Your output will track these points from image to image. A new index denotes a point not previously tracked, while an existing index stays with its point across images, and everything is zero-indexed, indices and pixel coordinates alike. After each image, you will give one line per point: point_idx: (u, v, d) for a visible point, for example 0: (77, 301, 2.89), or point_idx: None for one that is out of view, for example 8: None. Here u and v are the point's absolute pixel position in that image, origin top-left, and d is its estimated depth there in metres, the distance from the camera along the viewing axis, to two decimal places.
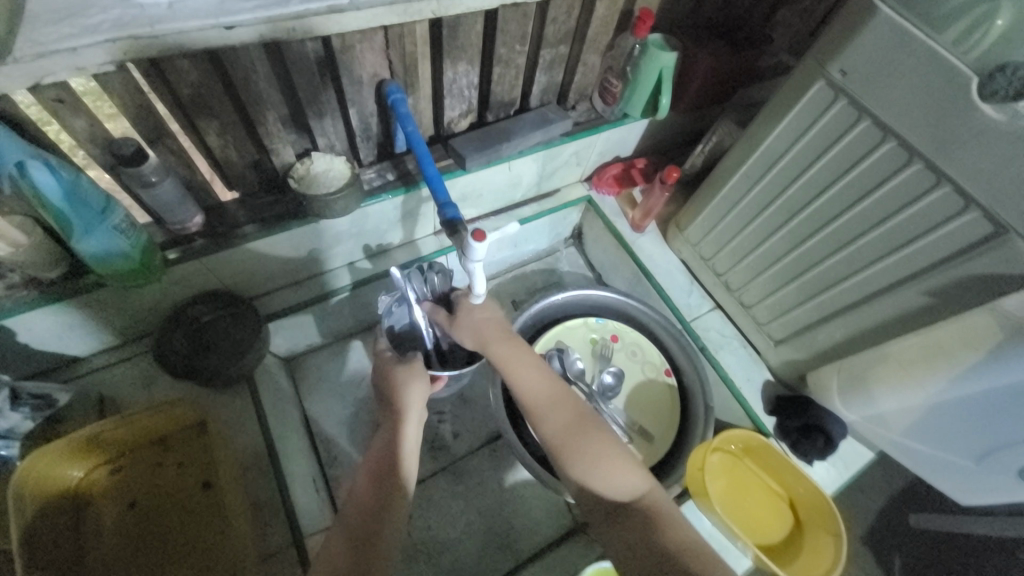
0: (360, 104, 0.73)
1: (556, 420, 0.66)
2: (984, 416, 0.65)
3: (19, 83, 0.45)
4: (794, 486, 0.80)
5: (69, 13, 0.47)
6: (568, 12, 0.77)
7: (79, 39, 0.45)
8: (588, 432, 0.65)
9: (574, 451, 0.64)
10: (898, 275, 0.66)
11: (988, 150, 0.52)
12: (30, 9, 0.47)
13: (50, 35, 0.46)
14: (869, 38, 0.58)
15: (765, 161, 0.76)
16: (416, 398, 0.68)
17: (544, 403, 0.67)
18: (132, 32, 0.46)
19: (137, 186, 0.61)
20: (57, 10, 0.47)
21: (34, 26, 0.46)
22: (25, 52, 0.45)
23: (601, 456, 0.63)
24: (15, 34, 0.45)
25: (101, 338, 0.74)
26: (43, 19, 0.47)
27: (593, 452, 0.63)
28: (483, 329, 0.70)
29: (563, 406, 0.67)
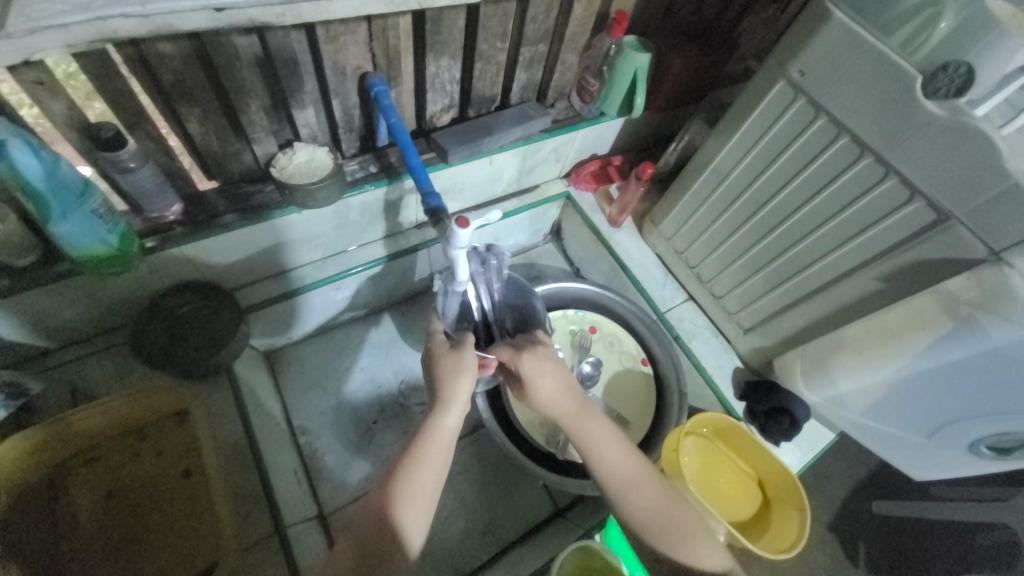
0: (342, 95, 0.74)
1: (639, 494, 0.62)
2: (932, 393, 0.70)
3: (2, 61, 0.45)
4: (763, 467, 0.84)
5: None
6: (547, 12, 0.80)
7: (69, 16, 0.45)
8: (675, 512, 0.62)
9: (663, 535, 0.61)
10: (853, 262, 0.71)
11: (930, 144, 0.57)
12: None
13: (42, 10, 0.45)
14: (825, 41, 0.62)
15: (733, 157, 0.80)
16: (458, 384, 0.62)
17: (629, 480, 0.63)
18: (124, 11, 0.46)
19: (116, 171, 0.60)
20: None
21: (24, 3, 0.45)
22: (18, 27, 0.44)
23: (687, 538, 0.61)
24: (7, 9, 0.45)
25: (73, 330, 0.72)
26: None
27: (684, 533, 0.61)
28: (561, 396, 0.66)
29: (649, 487, 0.63)
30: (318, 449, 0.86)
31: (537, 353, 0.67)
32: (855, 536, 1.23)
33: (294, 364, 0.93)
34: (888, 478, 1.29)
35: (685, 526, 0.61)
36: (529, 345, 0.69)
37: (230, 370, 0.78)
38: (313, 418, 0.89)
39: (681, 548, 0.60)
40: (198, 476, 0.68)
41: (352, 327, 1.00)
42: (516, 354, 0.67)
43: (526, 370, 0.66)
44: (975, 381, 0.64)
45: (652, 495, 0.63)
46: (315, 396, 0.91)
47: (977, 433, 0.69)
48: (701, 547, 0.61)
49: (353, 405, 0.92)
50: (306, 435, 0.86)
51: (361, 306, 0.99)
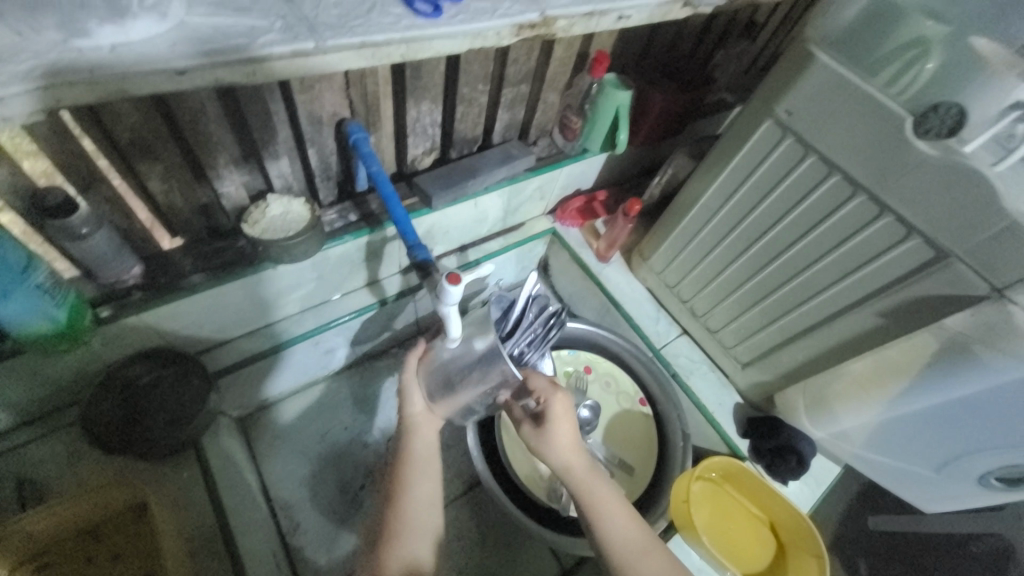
0: (319, 143, 0.70)
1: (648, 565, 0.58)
2: (939, 428, 0.69)
3: None
4: (775, 510, 0.81)
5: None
6: (528, 54, 0.79)
7: (6, 87, 0.38)
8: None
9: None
10: (852, 298, 0.70)
11: (924, 183, 0.57)
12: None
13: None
14: (811, 82, 0.63)
15: (723, 194, 0.79)
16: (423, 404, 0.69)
17: (635, 546, 0.59)
18: (69, 78, 0.40)
19: (65, 239, 0.54)
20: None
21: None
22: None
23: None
24: None
25: (16, 412, 0.64)
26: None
27: None
28: (576, 448, 0.64)
29: (657, 554, 0.59)
30: (299, 524, 0.78)
31: (566, 398, 0.65)
32: (855, 556, 1.19)
33: (269, 428, 0.85)
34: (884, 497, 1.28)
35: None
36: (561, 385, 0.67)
37: (199, 444, 0.71)
38: (292, 487, 0.81)
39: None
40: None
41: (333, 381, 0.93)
42: (552, 390, 0.64)
43: (555, 411, 0.63)
44: (985, 417, 0.63)
45: (659, 561, 0.58)
46: (294, 461, 0.83)
47: (986, 466, 0.67)
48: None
49: (336, 468, 0.85)
50: (285, 508, 0.78)
51: (343, 358, 0.93)
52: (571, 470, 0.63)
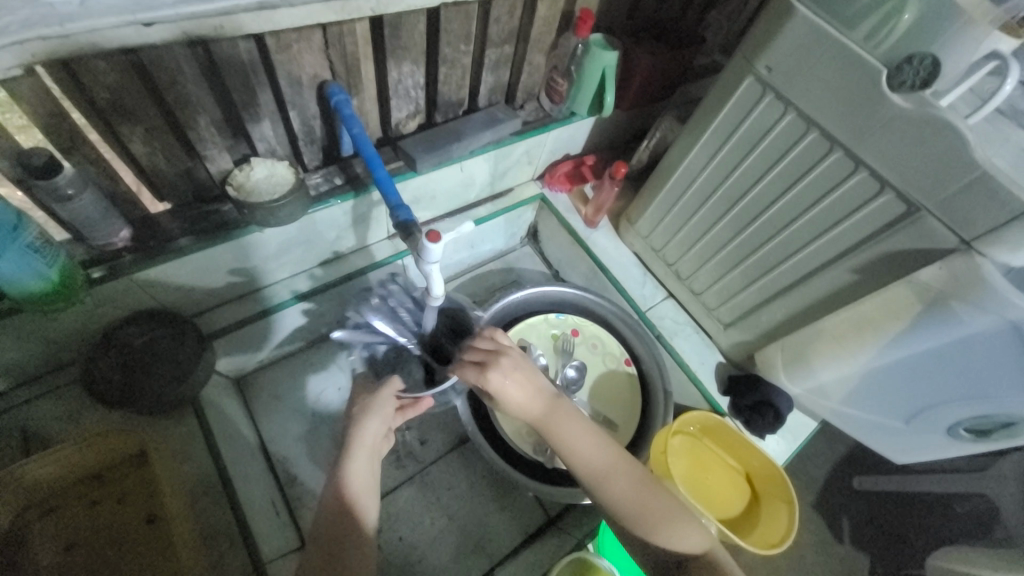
0: (300, 106, 0.70)
1: (623, 487, 0.62)
2: (907, 379, 0.71)
3: None
4: (749, 460, 0.85)
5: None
6: (510, 12, 0.78)
7: None
8: (655, 494, 0.63)
9: (644, 516, 0.61)
10: (829, 255, 0.71)
11: (898, 136, 0.58)
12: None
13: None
14: (791, 36, 0.62)
15: (706, 154, 0.79)
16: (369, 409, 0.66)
17: (607, 469, 0.63)
18: (40, 32, 0.40)
19: (52, 201, 0.56)
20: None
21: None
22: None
23: (665, 518, 0.62)
24: None
25: (17, 370, 0.66)
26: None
27: (667, 517, 0.62)
28: (531, 399, 0.63)
29: (627, 473, 0.63)
30: (296, 477, 0.82)
31: (502, 365, 0.62)
32: (838, 514, 1.25)
33: (265, 388, 0.89)
34: (867, 458, 1.32)
35: (661, 508, 0.62)
36: (490, 355, 0.63)
37: (196, 401, 0.74)
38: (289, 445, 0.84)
39: (656, 531, 0.61)
40: (165, 523, 0.63)
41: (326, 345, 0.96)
42: (483, 375, 0.61)
43: (496, 388, 0.61)
44: (950, 368, 0.65)
45: (631, 479, 0.63)
46: (292, 419, 0.87)
47: (954, 417, 0.70)
48: (681, 526, 0.62)
49: (331, 427, 0.88)
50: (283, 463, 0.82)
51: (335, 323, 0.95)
52: (533, 420, 0.64)
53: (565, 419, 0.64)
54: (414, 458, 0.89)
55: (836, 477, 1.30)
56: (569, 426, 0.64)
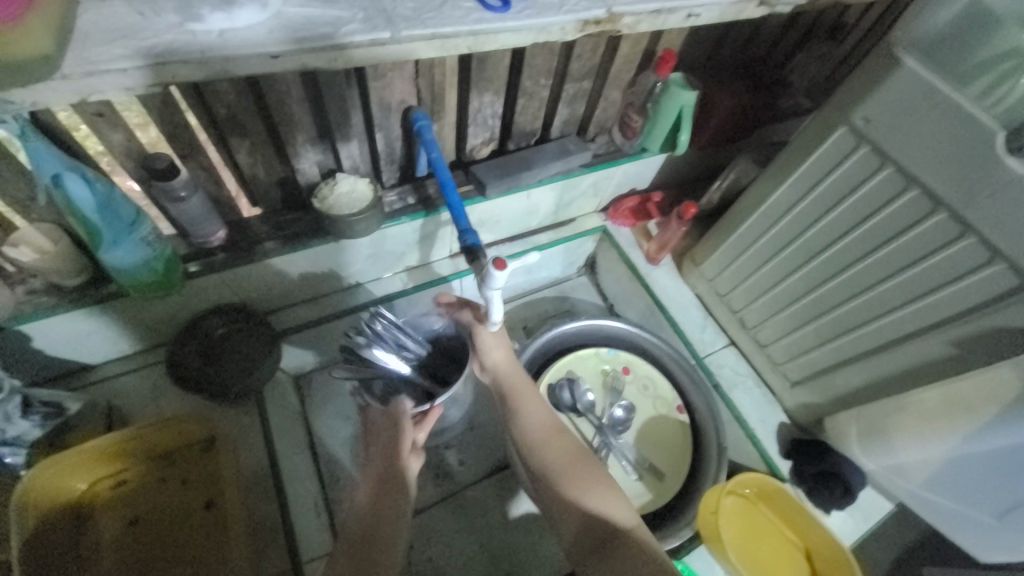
0: (386, 128, 0.74)
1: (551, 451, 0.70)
2: (1010, 474, 0.62)
3: (62, 102, 0.45)
4: (810, 536, 0.77)
5: (121, 34, 0.46)
6: (593, 49, 0.79)
7: (131, 61, 0.45)
8: (583, 464, 0.70)
9: (565, 477, 0.68)
10: (923, 322, 0.65)
11: (1015, 203, 0.52)
12: (82, 26, 0.46)
13: (101, 55, 0.45)
14: (895, 87, 0.58)
15: (786, 202, 0.76)
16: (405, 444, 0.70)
17: (543, 433, 0.72)
18: (182, 56, 0.46)
19: (166, 200, 0.62)
20: (112, 31, 0.46)
21: (84, 45, 0.45)
22: (74, 69, 0.44)
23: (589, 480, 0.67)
24: (69, 49, 0.44)
25: (115, 346, 0.74)
26: (98, 37, 0.46)
27: (588, 480, 0.68)
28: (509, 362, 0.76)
29: (561, 439, 0.72)
30: None
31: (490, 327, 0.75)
32: None
33: None
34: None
35: (586, 469, 0.69)
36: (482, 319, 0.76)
37: (258, 395, 0.78)
38: None
39: (580, 490, 0.66)
40: (221, 508, 0.67)
41: None
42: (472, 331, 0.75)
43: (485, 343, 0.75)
44: None
45: (561, 444, 0.71)
46: None
47: None
48: (599, 492, 0.66)
49: None
50: None
51: None
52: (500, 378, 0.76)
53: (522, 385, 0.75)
54: (451, 478, 0.89)
55: None
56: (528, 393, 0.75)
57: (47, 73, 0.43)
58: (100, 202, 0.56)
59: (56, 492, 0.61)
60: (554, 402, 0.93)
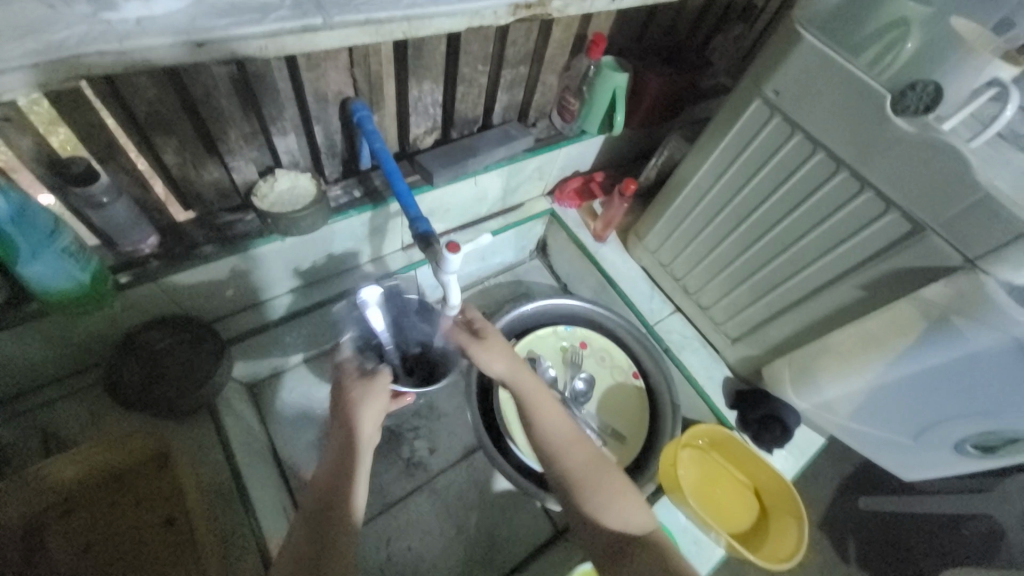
0: (325, 121, 0.73)
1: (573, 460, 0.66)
2: (916, 394, 0.72)
3: None
4: (759, 476, 0.85)
5: (29, 29, 0.43)
6: (527, 35, 0.81)
7: (41, 53, 0.42)
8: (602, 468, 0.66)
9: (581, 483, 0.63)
10: (835, 272, 0.73)
11: (901, 159, 0.60)
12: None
13: (8, 52, 0.41)
14: (797, 62, 0.65)
15: (714, 173, 0.82)
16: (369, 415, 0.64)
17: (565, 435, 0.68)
18: (98, 49, 0.43)
19: (88, 207, 0.57)
20: (14, 24, 0.43)
21: None
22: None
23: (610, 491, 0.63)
24: None
25: (36, 372, 0.67)
26: (0, 34, 0.42)
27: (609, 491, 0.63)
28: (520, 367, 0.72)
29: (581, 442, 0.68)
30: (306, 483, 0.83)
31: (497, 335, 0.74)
32: (844, 535, 1.30)
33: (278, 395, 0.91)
34: (864, 481, 1.37)
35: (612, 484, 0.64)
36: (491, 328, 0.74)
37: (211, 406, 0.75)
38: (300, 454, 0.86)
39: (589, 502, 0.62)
40: (184, 521, 0.66)
41: None
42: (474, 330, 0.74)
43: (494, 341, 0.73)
44: (956, 383, 0.66)
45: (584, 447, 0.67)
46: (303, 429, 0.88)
47: (962, 434, 0.71)
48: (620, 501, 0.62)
49: None
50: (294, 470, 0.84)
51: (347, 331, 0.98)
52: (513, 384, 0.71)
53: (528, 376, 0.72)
54: (424, 467, 0.90)
55: (840, 500, 1.34)
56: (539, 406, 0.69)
57: None
58: (15, 210, 0.50)
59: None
60: None
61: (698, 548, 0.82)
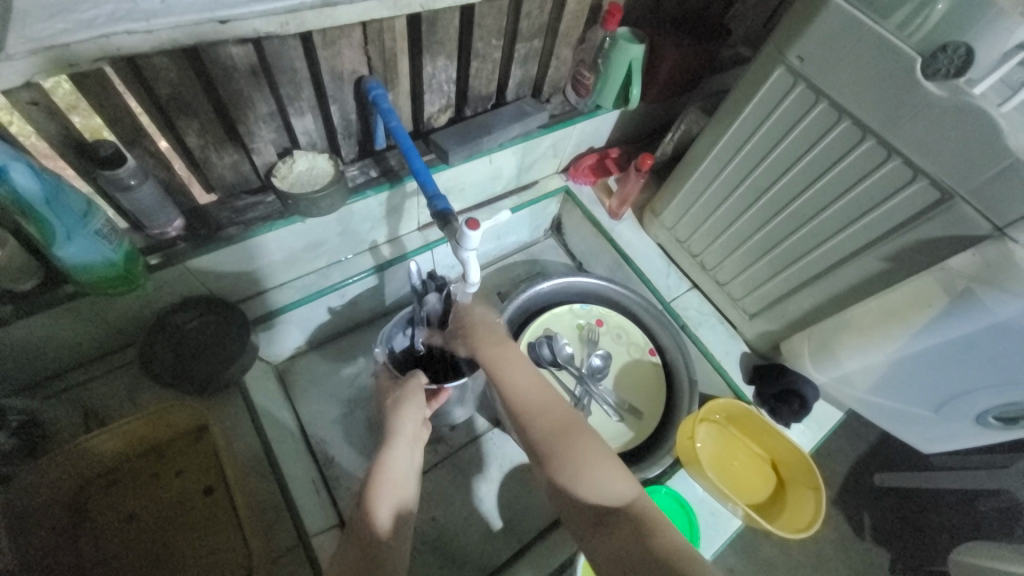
0: (340, 101, 0.73)
1: (545, 427, 0.65)
2: (938, 367, 0.71)
3: (6, 83, 0.43)
4: (776, 449, 0.86)
5: (62, 8, 0.45)
6: (541, 7, 0.79)
7: (74, 35, 0.44)
8: (576, 442, 0.62)
9: (559, 459, 0.62)
10: (859, 243, 0.72)
11: (931, 123, 0.58)
12: (16, 4, 0.45)
13: (43, 31, 0.44)
14: (823, 25, 0.63)
15: (734, 145, 0.80)
16: (410, 418, 0.67)
17: (543, 406, 0.66)
18: (129, 28, 0.45)
19: (116, 190, 0.59)
20: (48, 5, 0.45)
21: (24, 22, 0.44)
22: (17, 47, 0.43)
23: (586, 464, 0.60)
24: (7, 30, 0.43)
25: (76, 352, 0.70)
26: (36, 14, 0.45)
27: (580, 464, 0.60)
28: (491, 339, 0.71)
29: (555, 413, 0.66)
30: (333, 458, 0.86)
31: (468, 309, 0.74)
32: (858, 511, 1.31)
33: (303, 375, 0.94)
34: (880, 457, 1.37)
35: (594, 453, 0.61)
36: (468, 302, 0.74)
37: (240, 384, 0.78)
38: (325, 430, 0.89)
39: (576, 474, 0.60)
40: (221, 492, 0.69)
41: (359, 333, 1.00)
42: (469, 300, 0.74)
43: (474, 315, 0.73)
44: (983, 357, 0.66)
45: (562, 414, 0.65)
46: (326, 407, 0.91)
47: (984, 404, 0.70)
48: (604, 469, 0.60)
49: (365, 411, 0.92)
50: (320, 444, 0.87)
51: (367, 311, 0.99)
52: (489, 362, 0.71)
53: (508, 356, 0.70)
54: (445, 443, 0.92)
55: (856, 476, 1.35)
56: (509, 372, 0.68)
57: None
58: (50, 191, 0.52)
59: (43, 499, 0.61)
60: (535, 358, 0.97)
61: (715, 518, 0.84)
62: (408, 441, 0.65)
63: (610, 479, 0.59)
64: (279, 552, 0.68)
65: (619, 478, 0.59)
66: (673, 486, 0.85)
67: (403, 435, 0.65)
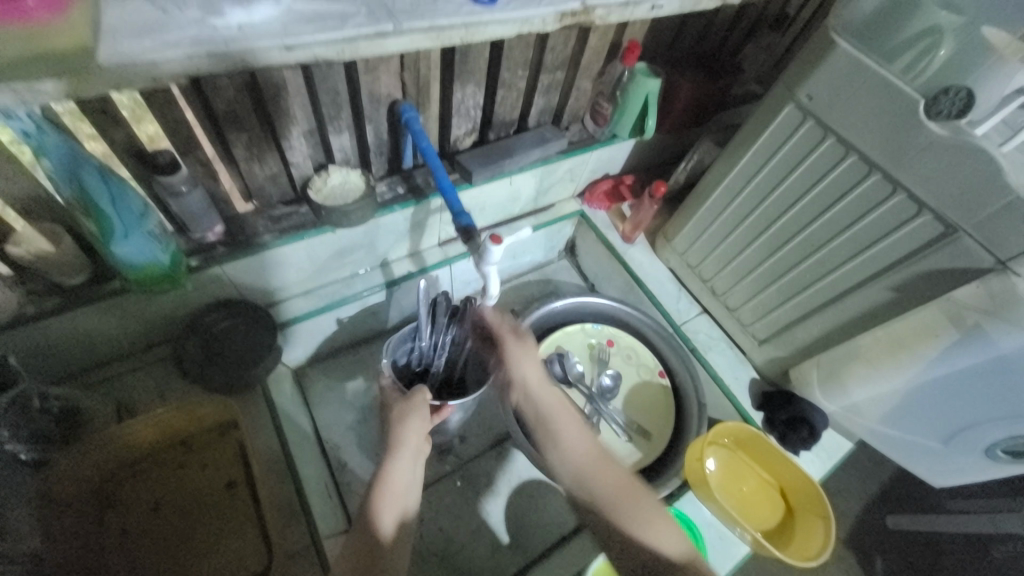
0: (375, 122, 0.78)
1: (603, 482, 0.67)
2: (946, 398, 0.72)
3: (93, 92, 0.49)
4: (785, 475, 0.86)
5: (147, 29, 0.51)
6: (565, 42, 0.85)
7: (158, 53, 0.49)
8: (636, 496, 0.66)
9: (618, 512, 0.65)
10: (867, 273, 0.74)
11: (935, 159, 0.61)
12: (107, 23, 0.50)
13: (131, 48, 0.49)
14: (832, 67, 0.67)
15: (746, 175, 0.84)
16: (414, 431, 0.68)
17: (596, 461, 0.69)
18: (206, 49, 0.51)
19: (168, 194, 0.63)
20: (134, 26, 0.50)
21: (114, 39, 0.49)
22: (106, 61, 0.48)
23: (647, 518, 0.64)
24: (99, 46, 0.48)
25: (113, 345, 0.74)
26: (123, 32, 0.50)
27: (642, 518, 0.64)
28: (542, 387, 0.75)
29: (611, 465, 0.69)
30: (345, 464, 0.88)
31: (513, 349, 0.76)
32: (871, 551, 1.28)
33: (320, 381, 0.96)
34: (893, 497, 1.34)
35: (651, 509, 0.65)
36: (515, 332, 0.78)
37: (263, 384, 0.80)
38: (338, 436, 0.90)
39: (637, 527, 0.64)
40: (241, 488, 0.71)
41: (376, 343, 1.03)
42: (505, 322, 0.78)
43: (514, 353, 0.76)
44: (989, 388, 0.67)
45: (619, 472, 0.68)
46: (341, 414, 0.93)
47: (993, 437, 0.71)
48: (664, 525, 0.63)
49: (378, 420, 0.94)
50: (333, 450, 0.88)
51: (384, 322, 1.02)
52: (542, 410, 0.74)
53: (560, 406, 0.74)
54: (454, 455, 0.93)
55: (869, 515, 1.32)
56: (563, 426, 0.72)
57: (83, 65, 0.47)
58: (111, 190, 0.58)
59: (74, 483, 0.64)
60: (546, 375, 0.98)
61: (723, 543, 0.83)
62: (410, 451, 0.67)
63: (667, 534, 0.63)
64: (291, 551, 0.70)
65: (676, 536, 0.63)
66: (680, 508, 0.85)
67: (408, 447, 0.67)
